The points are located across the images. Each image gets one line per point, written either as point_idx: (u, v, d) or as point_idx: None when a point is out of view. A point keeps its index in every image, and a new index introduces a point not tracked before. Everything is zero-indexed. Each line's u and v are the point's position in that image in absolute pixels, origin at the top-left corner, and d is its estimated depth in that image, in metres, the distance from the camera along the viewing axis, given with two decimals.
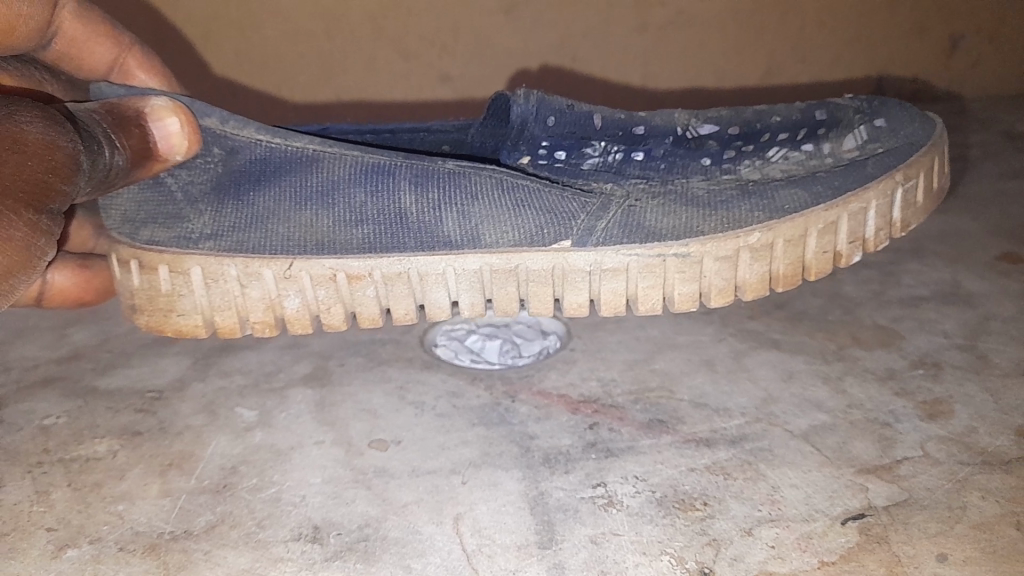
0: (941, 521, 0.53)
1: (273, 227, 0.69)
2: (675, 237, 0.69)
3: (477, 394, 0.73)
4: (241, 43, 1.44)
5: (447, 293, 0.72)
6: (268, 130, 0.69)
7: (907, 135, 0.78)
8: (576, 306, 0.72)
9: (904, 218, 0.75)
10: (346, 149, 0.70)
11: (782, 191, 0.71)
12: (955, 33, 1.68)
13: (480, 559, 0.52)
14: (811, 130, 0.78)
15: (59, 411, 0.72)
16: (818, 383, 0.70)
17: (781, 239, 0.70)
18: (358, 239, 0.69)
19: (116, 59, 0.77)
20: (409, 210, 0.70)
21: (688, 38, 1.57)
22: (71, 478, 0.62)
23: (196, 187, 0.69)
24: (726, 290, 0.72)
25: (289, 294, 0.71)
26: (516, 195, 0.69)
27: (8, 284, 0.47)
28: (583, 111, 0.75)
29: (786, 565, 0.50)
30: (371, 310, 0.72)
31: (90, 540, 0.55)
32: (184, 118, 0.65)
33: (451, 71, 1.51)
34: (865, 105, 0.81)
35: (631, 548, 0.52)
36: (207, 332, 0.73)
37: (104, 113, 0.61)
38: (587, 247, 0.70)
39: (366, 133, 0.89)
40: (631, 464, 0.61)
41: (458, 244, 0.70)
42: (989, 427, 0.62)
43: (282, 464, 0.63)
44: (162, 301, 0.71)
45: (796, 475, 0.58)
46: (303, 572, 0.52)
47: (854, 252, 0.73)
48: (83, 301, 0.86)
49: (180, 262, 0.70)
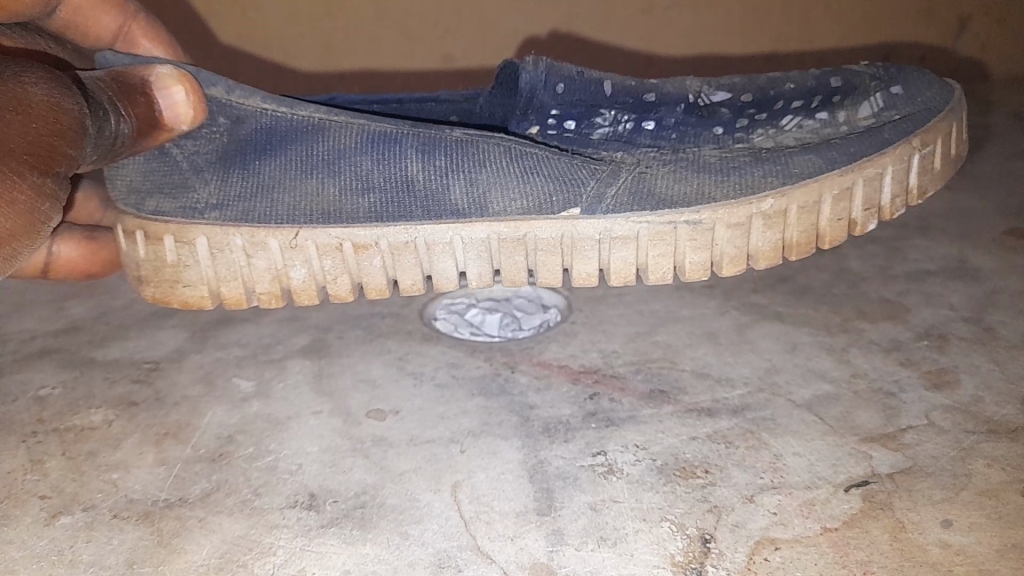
0: (946, 487, 0.52)
1: (279, 196, 0.68)
2: (686, 203, 0.68)
3: (477, 364, 0.72)
4: (240, 21, 1.43)
5: (455, 263, 0.70)
6: (274, 99, 0.69)
7: (924, 101, 0.75)
8: (584, 277, 0.71)
9: (921, 184, 0.73)
10: (352, 118, 0.70)
11: (795, 157, 0.70)
12: (962, 13, 1.66)
13: (478, 526, 0.51)
14: (825, 97, 0.75)
15: (55, 382, 0.72)
16: (822, 354, 0.69)
17: (794, 205, 0.69)
18: (365, 208, 0.68)
19: (120, 28, 0.75)
20: (416, 179, 0.68)
21: (692, 17, 1.55)
22: (67, 446, 0.62)
23: (201, 157, 0.68)
24: (738, 258, 0.71)
25: (295, 264, 0.69)
26: (525, 162, 0.68)
27: (12, 248, 0.47)
28: (592, 78, 0.73)
29: (788, 530, 0.49)
30: (378, 280, 0.71)
31: (84, 507, 0.55)
32: (189, 86, 0.64)
33: (453, 50, 1.50)
34: (881, 71, 0.77)
35: (632, 514, 0.51)
36: (212, 304, 0.71)
37: (109, 81, 0.60)
38: (596, 215, 0.68)
39: (373, 103, 0.88)
40: (632, 433, 0.60)
41: (466, 213, 0.68)
42: (995, 396, 0.61)
43: (279, 433, 0.63)
44: (167, 272, 0.70)
45: (800, 443, 0.57)
46: (298, 538, 0.51)
47: (870, 219, 0.72)
48: (89, 273, 0.84)
49: (186, 232, 0.68)
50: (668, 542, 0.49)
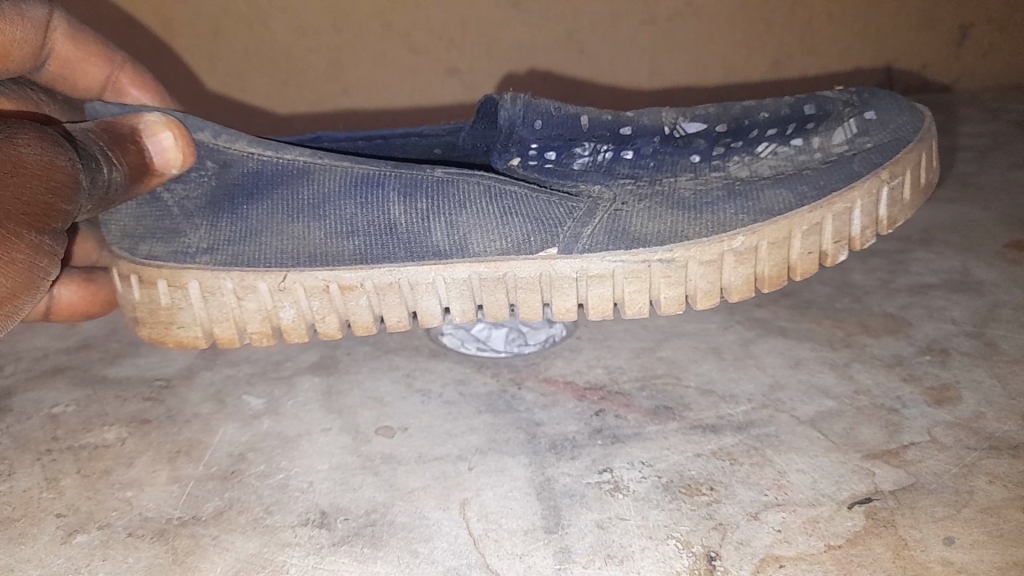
0: (948, 504, 0.52)
1: (267, 240, 0.69)
2: (659, 242, 0.68)
3: (483, 381, 0.73)
4: (248, 38, 1.42)
5: (438, 301, 0.71)
6: (259, 143, 0.69)
7: (895, 130, 0.72)
8: (564, 312, 0.71)
9: (892, 215, 0.72)
10: (337, 160, 0.70)
11: (767, 191, 0.69)
12: (963, 23, 1.67)
13: (487, 544, 0.52)
14: (798, 125, 0.74)
15: (68, 399, 0.73)
16: (824, 369, 0.70)
17: (765, 241, 0.69)
18: (349, 251, 0.69)
19: (109, 78, 0.77)
20: (399, 222, 0.69)
21: (693, 29, 1.56)
22: (81, 465, 0.63)
23: (191, 202, 0.69)
24: (712, 294, 0.71)
25: (284, 305, 0.71)
26: (504, 203, 0.68)
27: (13, 305, 0.47)
28: (570, 112, 0.72)
29: (793, 548, 0.50)
30: (365, 317, 0.72)
31: (99, 525, 0.56)
32: (178, 132, 0.66)
33: (456, 63, 1.50)
34: (856, 99, 0.75)
35: (638, 532, 0.52)
36: (207, 343, 0.73)
37: (99, 132, 0.61)
38: (573, 255, 0.69)
39: (358, 139, 0.89)
40: (637, 450, 0.61)
41: (447, 253, 0.69)
42: (997, 412, 0.62)
43: (290, 451, 0.64)
44: (162, 315, 0.72)
45: (804, 460, 0.58)
46: (310, 557, 0.52)
47: (838, 252, 0.71)
48: (88, 313, 0.83)
49: (178, 277, 0.70)
50: (673, 559, 0.50)
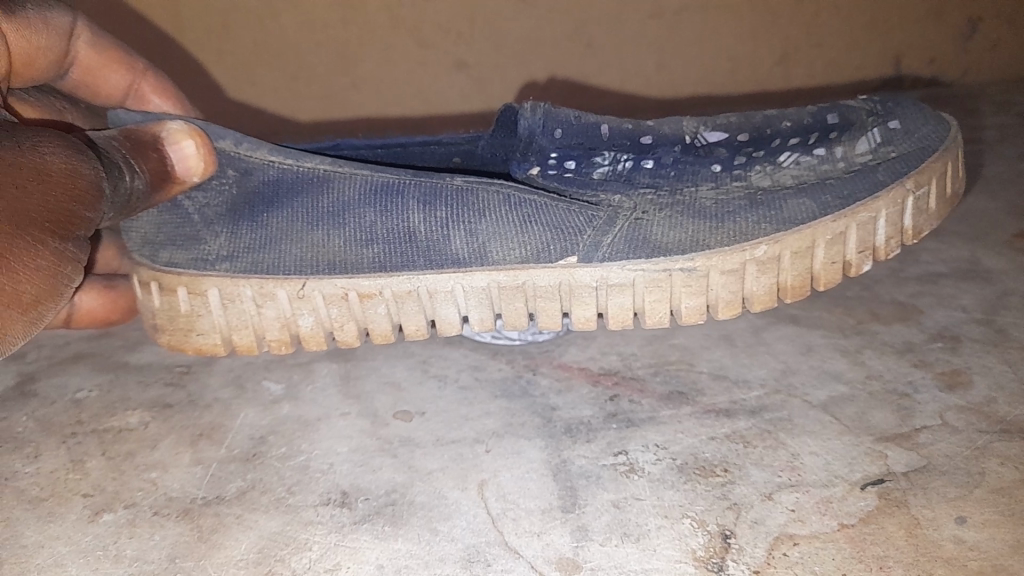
0: (960, 485, 0.53)
1: (287, 248, 0.70)
2: (681, 251, 0.69)
3: (498, 367, 0.74)
4: (259, 33, 1.40)
5: (457, 309, 0.72)
6: (280, 151, 0.70)
7: (920, 139, 0.73)
8: (584, 322, 0.72)
9: (916, 225, 0.72)
10: (357, 169, 0.71)
11: (789, 201, 0.69)
12: (973, 16, 1.63)
13: (505, 522, 0.53)
14: (823, 134, 0.72)
15: (91, 385, 0.74)
16: (837, 356, 0.71)
17: (788, 251, 0.69)
18: (369, 259, 0.70)
19: (130, 85, 0.77)
20: (418, 230, 0.70)
21: (708, 23, 1.52)
22: (105, 447, 0.64)
23: (211, 210, 0.70)
24: (734, 302, 0.71)
25: (302, 312, 0.71)
26: (524, 211, 0.70)
27: (37, 312, 0.47)
28: (590, 121, 0.72)
29: (806, 527, 0.51)
30: (383, 326, 0.72)
31: (125, 505, 0.57)
32: (200, 140, 0.66)
33: (467, 58, 1.47)
34: (879, 107, 0.75)
35: (653, 511, 0.53)
36: (225, 351, 0.73)
37: (121, 139, 0.62)
38: (593, 263, 0.70)
39: (377, 147, 0.89)
40: (651, 433, 0.62)
41: (466, 262, 0.70)
42: (1008, 397, 0.62)
43: (309, 434, 0.65)
44: (181, 321, 0.72)
45: (816, 443, 0.59)
46: (332, 535, 0.53)
47: (863, 261, 0.71)
48: (109, 322, 0.84)
49: (198, 284, 0.71)
50: (689, 538, 0.51)
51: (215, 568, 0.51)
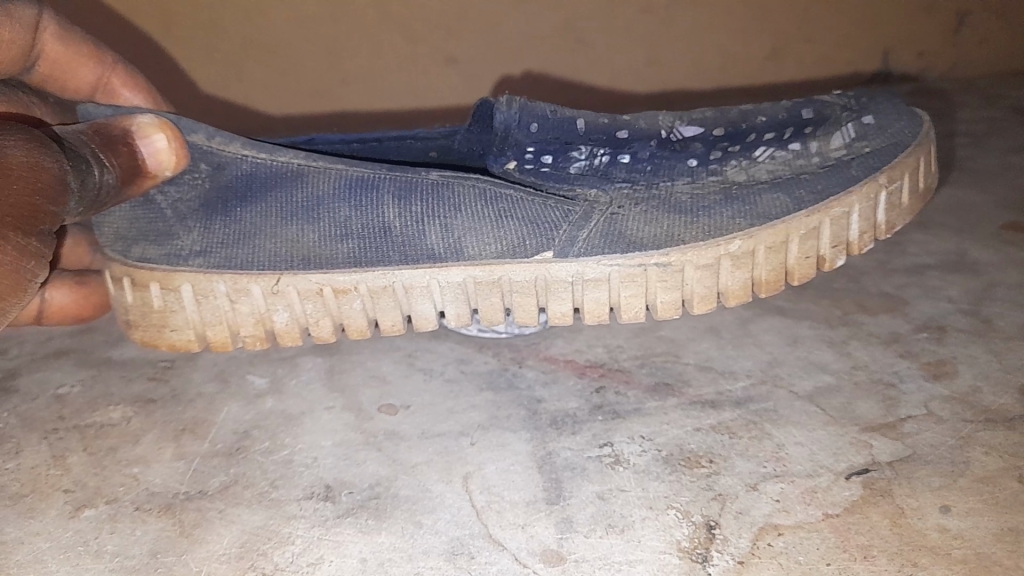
0: (945, 475, 0.53)
1: (261, 243, 0.69)
2: (656, 246, 0.69)
3: (484, 360, 0.74)
4: (245, 26, 1.39)
5: (433, 304, 0.71)
6: (254, 146, 0.71)
7: (892, 134, 0.73)
8: (560, 316, 0.71)
9: (889, 219, 0.72)
10: (330, 164, 0.71)
11: (764, 195, 0.69)
12: (962, 10, 1.63)
13: (489, 515, 0.53)
14: (797, 128, 0.73)
15: (73, 380, 0.73)
16: (823, 347, 0.71)
17: (763, 246, 0.69)
18: (344, 253, 0.69)
19: (99, 79, 0.76)
20: (393, 225, 0.70)
21: (698, 17, 1.52)
22: (87, 443, 0.64)
23: (184, 205, 0.70)
24: (709, 297, 0.71)
25: (278, 308, 0.71)
26: (499, 205, 0.70)
27: (0, 307, 0.46)
28: (565, 116, 0.73)
29: (791, 517, 0.51)
30: (359, 322, 0.71)
31: (107, 500, 0.57)
32: (171, 134, 0.66)
33: (456, 52, 1.46)
34: (853, 103, 0.75)
35: (638, 503, 0.53)
36: (199, 347, 0.73)
37: (91, 134, 0.61)
38: (569, 258, 0.69)
39: (352, 142, 0.88)
40: (637, 425, 0.62)
41: (442, 257, 0.69)
42: (992, 386, 0.62)
43: (294, 428, 0.64)
44: (154, 317, 0.71)
45: (802, 433, 0.59)
46: (315, 528, 0.53)
47: (837, 257, 0.72)
48: (83, 317, 0.83)
49: (171, 280, 0.70)
50: (674, 528, 0.51)
51: (197, 563, 0.50)
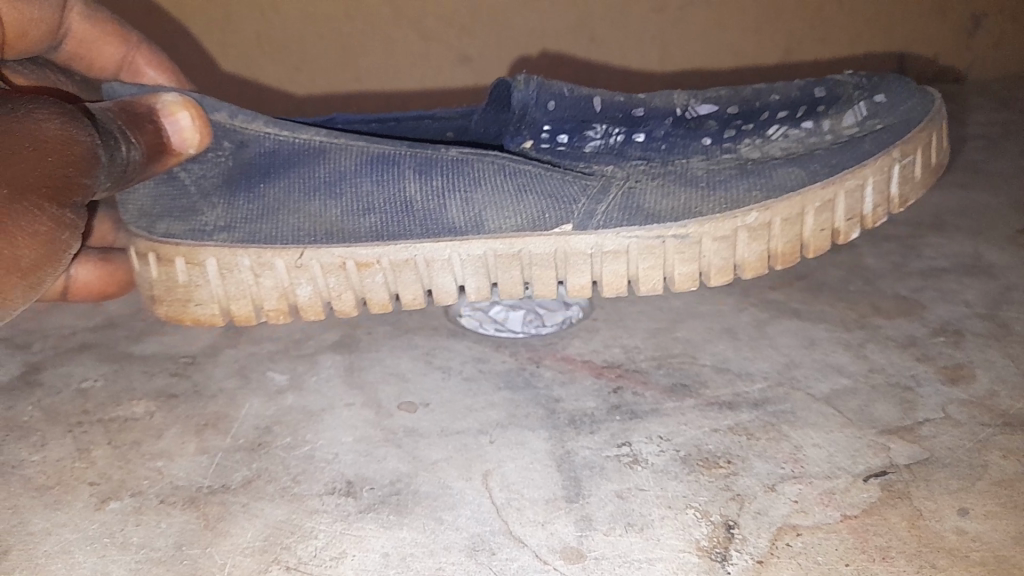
0: (963, 477, 0.53)
1: (285, 219, 0.70)
2: (674, 218, 0.69)
3: (502, 359, 0.74)
4: (262, 25, 1.39)
5: (454, 278, 0.72)
6: (275, 123, 0.69)
7: (905, 111, 0.73)
8: (580, 288, 0.72)
9: (902, 193, 0.72)
10: (352, 139, 0.70)
11: (778, 169, 0.69)
12: (977, 11, 1.63)
13: (509, 512, 0.54)
14: (809, 108, 0.75)
15: (96, 374, 0.75)
16: (839, 349, 0.71)
17: (777, 218, 0.69)
18: (367, 228, 0.70)
19: (124, 58, 0.77)
20: (415, 200, 0.69)
21: (711, 17, 1.52)
22: (110, 436, 0.64)
23: (208, 181, 0.70)
24: (726, 269, 0.71)
25: (302, 281, 0.72)
26: (519, 180, 0.69)
27: (36, 278, 0.47)
28: (582, 95, 0.73)
29: (809, 518, 0.51)
30: (381, 295, 0.72)
31: (132, 493, 0.58)
32: (195, 113, 0.65)
33: (470, 52, 1.47)
34: (864, 81, 0.77)
35: (657, 501, 0.53)
36: (223, 320, 0.74)
37: (117, 110, 0.60)
38: (587, 230, 0.69)
39: (371, 121, 0.88)
40: (655, 425, 0.62)
41: (462, 231, 0.70)
42: (1010, 391, 0.63)
43: (315, 424, 0.65)
44: (178, 292, 0.72)
45: (819, 435, 0.59)
46: (337, 524, 0.53)
47: (853, 229, 0.72)
48: (107, 294, 0.84)
49: (195, 254, 0.71)
50: (692, 528, 0.51)
51: (222, 555, 0.51)
